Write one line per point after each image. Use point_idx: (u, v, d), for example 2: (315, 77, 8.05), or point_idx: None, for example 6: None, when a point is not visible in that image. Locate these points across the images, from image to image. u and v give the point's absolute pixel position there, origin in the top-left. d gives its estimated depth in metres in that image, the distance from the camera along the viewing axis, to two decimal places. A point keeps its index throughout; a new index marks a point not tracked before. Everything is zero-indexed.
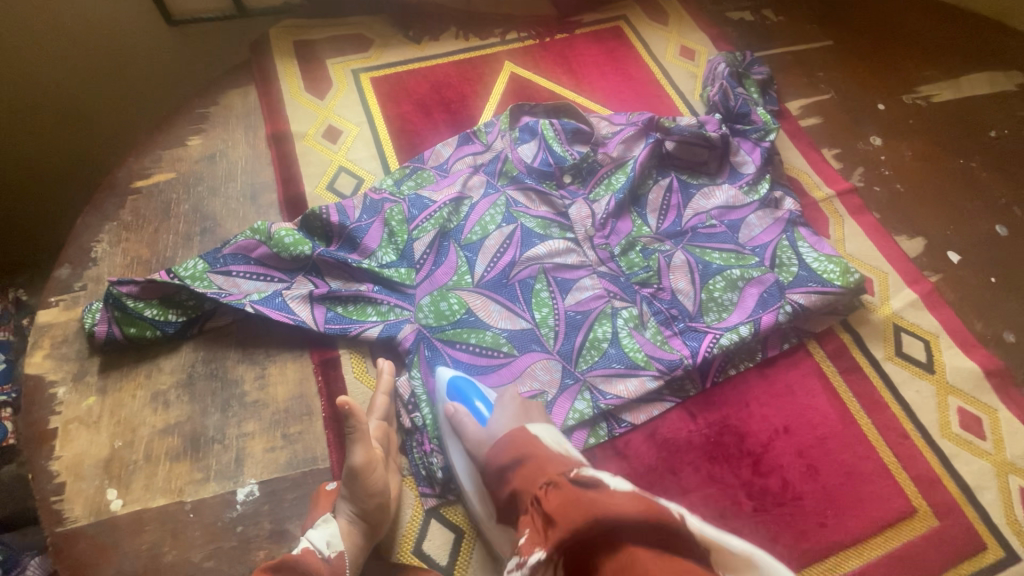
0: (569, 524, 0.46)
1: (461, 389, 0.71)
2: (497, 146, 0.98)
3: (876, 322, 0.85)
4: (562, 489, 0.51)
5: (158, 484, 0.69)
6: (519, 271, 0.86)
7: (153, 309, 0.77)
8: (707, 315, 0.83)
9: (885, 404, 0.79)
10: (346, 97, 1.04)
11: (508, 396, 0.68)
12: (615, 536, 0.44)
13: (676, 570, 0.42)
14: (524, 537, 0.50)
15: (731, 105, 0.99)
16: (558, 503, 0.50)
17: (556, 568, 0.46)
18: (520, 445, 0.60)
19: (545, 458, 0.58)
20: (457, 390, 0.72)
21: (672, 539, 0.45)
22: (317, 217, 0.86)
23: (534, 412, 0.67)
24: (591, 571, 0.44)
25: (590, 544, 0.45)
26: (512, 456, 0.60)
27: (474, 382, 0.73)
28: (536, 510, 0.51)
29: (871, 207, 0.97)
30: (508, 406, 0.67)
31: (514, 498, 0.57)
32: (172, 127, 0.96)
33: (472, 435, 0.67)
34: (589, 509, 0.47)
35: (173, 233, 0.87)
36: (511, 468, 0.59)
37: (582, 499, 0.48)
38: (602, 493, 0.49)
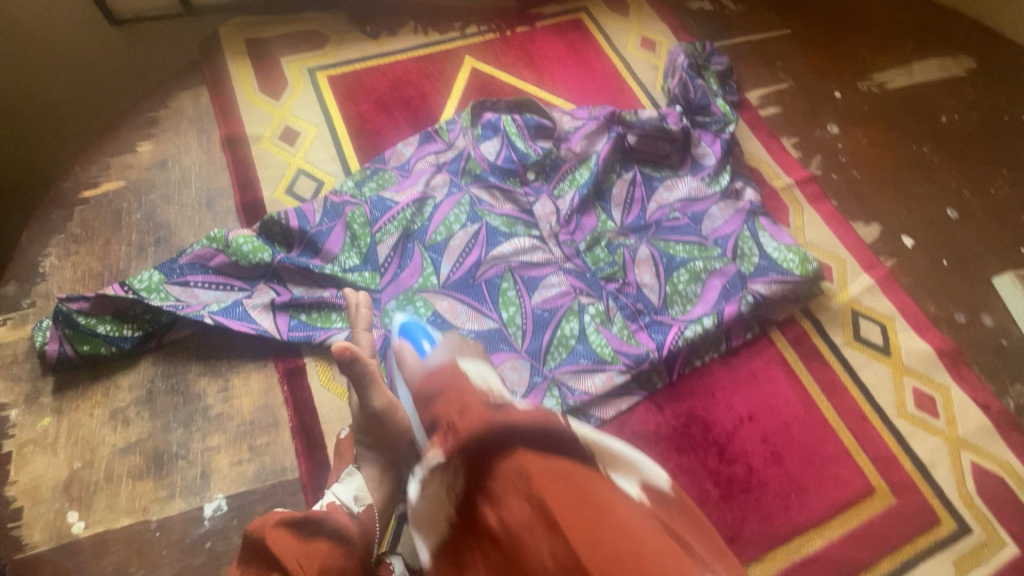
0: (472, 430, 0.48)
1: (410, 329, 0.68)
2: (459, 144, 0.97)
3: (835, 308, 0.88)
4: (474, 410, 0.50)
5: (121, 504, 0.67)
6: (485, 270, 0.86)
7: (106, 325, 0.74)
8: (672, 308, 0.84)
9: (845, 388, 0.81)
10: (302, 97, 1.01)
11: (452, 334, 0.63)
12: (510, 440, 0.47)
13: (561, 470, 0.45)
14: (434, 446, 0.50)
15: (691, 97, 1.00)
16: (470, 422, 0.50)
17: (460, 475, 0.48)
18: (442, 377, 0.57)
19: (467, 390, 0.54)
20: (406, 330, 0.69)
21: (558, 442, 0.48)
22: (276, 223, 0.83)
23: (473, 349, 0.62)
24: (487, 474, 0.46)
25: (491, 452, 0.47)
26: (435, 390, 0.56)
27: (424, 325, 0.70)
28: (444, 424, 0.51)
29: (830, 195, 0.99)
30: (446, 342, 0.62)
31: (432, 424, 0.54)
32: (120, 133, 0.93)
33: (410, 367, 0.62)
34: (496, 426, 0.48)
35: (125, 245, 0.84)
36: (433, 399, 0.55)
37: (491, 414, 0.50)
38: (506, 410, 0.51)
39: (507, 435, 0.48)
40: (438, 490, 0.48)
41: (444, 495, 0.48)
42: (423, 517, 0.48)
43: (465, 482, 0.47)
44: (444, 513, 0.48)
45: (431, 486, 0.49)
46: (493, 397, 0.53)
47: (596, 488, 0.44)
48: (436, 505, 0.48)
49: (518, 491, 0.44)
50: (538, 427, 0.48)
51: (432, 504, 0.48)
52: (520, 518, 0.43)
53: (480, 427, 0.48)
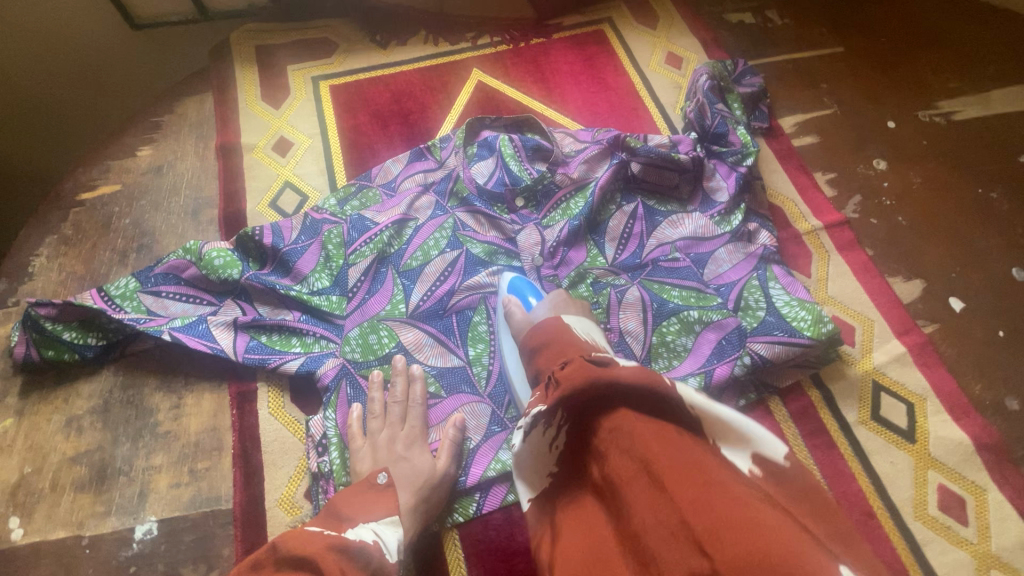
0: (572, 388, 0.47)
1: (518, 287, 0.76)
2: (450, 163, 0.92)
3: (852, 378, 0.76)
4: (573, 363, 0.50)
5: (60, 515, 0.67)
6: (457, 301, 0.81)
7: (71, 332, 0.74)
8: (656, 362, 0.75)
9: (851, 476, 0.70)
10: (302, 106, 1.00)
11: (554, 292, 0.71)
12: (613, 401, 0.45)
13: (666, 432, 0.43)
14: (536, 398, 0.51)
15: (708, 124, 0.89)
16: (569, 372, 0.49)
17: (561, 430, 0.49)
18: (547, 329, 0.59)
19: (570, 343, 0.57)
20: (515, 289, 0.77)
21: (671, 409, 0.45)
22: (250, 239, 0.82)
23: (576, 307, 0.69)
24: (590, 428, 0.47)
25: (591, 409, 0.46)
26: (540, 341, 0.59)
27: (531, 283, 0.77)
28: (548, 382, 0.52)
29: (865, 242, 0.86)
30: (551, 298, 0.70)
31: (537, 376, 0.57)
32: (124, 137, 0.95)
33: (518, 321, 0.71)
34: (598, 380, 0.46)
35: (110, 250, 0.85)
36: (540, 349, 0.58)
37: (594, 370, 0.48)
38: (609, 369, 0.48)
39: (611, 393, 0.46)
40: (540, 442, 0.51)
41: (546, 447, 0.51)
42: (531, 464, 0.53)
43: (567, 438, 0.49)
44: (547, 462, 0.51)
45: (534, 435, 0.51)
46: (592, 351, 0.55)
47: (702, 459, 0.41)
48: (540, 453, 0.51)
49: (620, 447, 0.43)
50: (648, 388, 0.45)
51: (537, 456, 0.52)
52: (619, 471, 0.43)
53: (580, 383, 0.47)
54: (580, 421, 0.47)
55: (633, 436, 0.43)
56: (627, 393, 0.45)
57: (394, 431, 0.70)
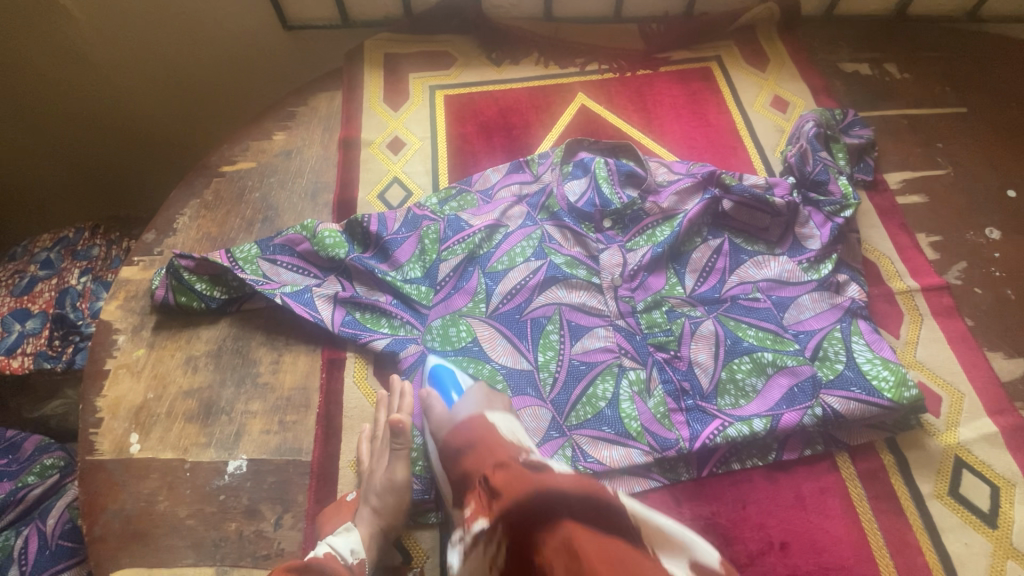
0: (513, 499, 0.51)
1: (440, 378, 0.73)
2: (545, 178, 0.97)
3: (932, 450, 0.72)
4: (509, 469, 0.55)
5: (170, 439, 0.77)
6: (535, 308, 0.85)
7: (202, 284, 0.86)
8: (722, 397, 0.76)
9: (917, 548, 0.67)
10: (417, 111, 1.09)
11: (476, 385, 0.70)
12: (555, 513, 0.48)
13: (609, 547, 0.46)
14: (475, 514, 0.55)
15: (809, 170, 0.89)
16: (504, 479, 0.54)
17: (500, 547, 0.50)
18: (477, 429, 0.63)
19: (495, 443, 0.61)
20: (438, 380, 0.73)
21: (608, 517, 0.48)
22: (359, 224, 0.91)
23: (501, 402, 0.69)
24: (531, 547, 0.47)
25: (531, 524, 0.48)
26: (464, 444, 0.63)
27: (456, 374, 0.74)
28: (483, 486, 0.56)
29: (964, 311, 0.82)
30: (472, 393, 0.69)
31: (463, 478, 0.59)
32: (264, 122, 1.08)
33: (438, 416, 0.69)
34: (534, 492, 0.51)
35: (239, 218, 0.97)
36: (466, 451, 0.62)
37: (531, 478, 0.53)
38: (545, 474, 0.54)
39: (550, 505, 0.49)
40: (480, 565, 0.51)
41: (485, 569, 0.50)
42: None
43: (507, 558, 0.48)
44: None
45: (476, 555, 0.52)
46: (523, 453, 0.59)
47: (645, 571, 0.44)
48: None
49: (565, 564, 0.44)
50: (583, 496, 0.50)
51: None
52: None
53: (520, 491, 0.52)
54: (522, 536, 0.48)
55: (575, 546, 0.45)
56: (569, 503, 0.49)
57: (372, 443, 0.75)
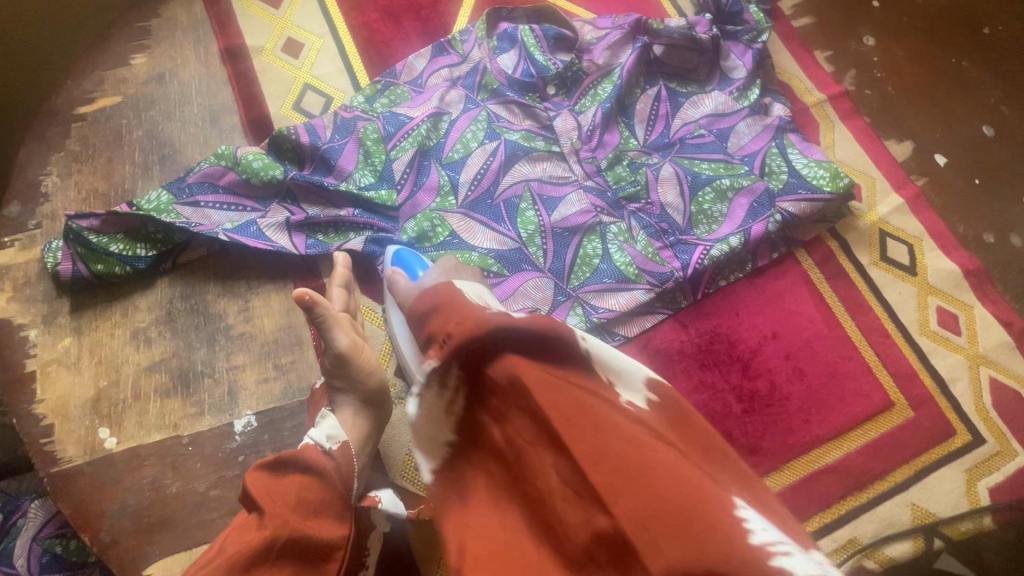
0: (463, 335, 0.44)
1: (405, 259, 0.73)
2: (474, 56, 0.91)
3: (863, 228, 0.86)
4: (470, 321, 0.44)
5: (151, 421, 0.68)
6: (504, 190, 0.83)
7: (119, 244, 0.72)
8: (697, 228, 0.82)
9: (868, 306, 0.81)
10: (304, 4, 0.94)
11: (446, 259, 0.61)
12: (501, 345, 0.43)
13: (557, 377, 0.42)
14: (427, 357, 0.46)
15: (722, 3, 0.92)
16: (462, 333, 0.44)
17: (459, 392, 0.46)
18: (436, 292, 0.49)
19: (465, 304, 0.47)
20: (401, 260, 0.74)
21: (556, 346, 0.44)
22: (286, 138, 0.80)
23: (468, 273, 0.61)
24: (481, 367, 0.44)
25: (482, 361, 0.43)
26: (428, 305, 0.49)
27: (418, 254, 0.75)
28: (448, 351, 0.45)
29: (862, 111, 0.95)
30: (441, 265, 0.60)
31: (429, 341, 0.47)
32: (111, 42, 0.86)
33: (404, 290, 0.61)
34: (487, 327, 0.43)
35: (129, 164, 0.81)
36: (428, 315, 0.48)
37: (479, 316, 0.45)
38: (489, 310, 0.46)
39: (498, 338, 0.43)
40: (433, 406, 0.47)
41: (442, 411, 0.47)
42: (424, 434, 0.48)
43: (466, 395, 0.46)
44: (443, 432, 0.47)
45: (428, 396, 0.46)
46: (489, 308, 0.47)
47: (597, 404, 0.41)
48: (434, 417, 0.47)
49: (517, 404, 0.42)
50: (536, 325, 0.43)
51: (433, 423, 0.47)
52: (519, 435, 0.42)
53: (467, 330, 0.44)
54: (476, 374, 0.44)
55: (527, 384, 0.41)
56: (511, 334, 0.43)
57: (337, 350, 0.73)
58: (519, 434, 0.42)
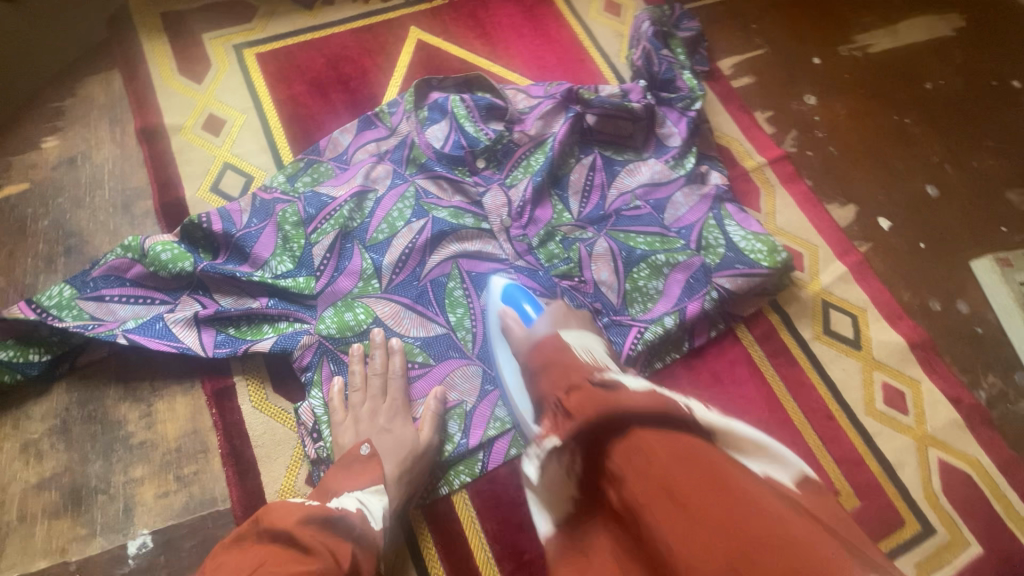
0: (586, 413, 0.47)
1: (513, 294, 0.74)
2: (402, 129, 0.88)
3: (805, 300, 0.83)
4: (582, 390, 0.50)
5: (37, 546, 0.63)
6: (430, 270, 0.80)
7: (8, 350, 0.67)
8: (632, 307, 0.78)
9: (811, 385, 0.77)
10: (228, 79, 0.92)
11: (553, 304, 0.68)
12: (627, 423, 0.45)
13: (701, 454, 0.43)
14: (547, 430, 0.51)
15: (655, 70, 0.90)
16: (577, 401, 0.49)
17: (576, 456, 0.48)
18: (548, 349, 0.59)
19: (571, 362, 0.56)
20: (511, 296, 0.74)
21: (681, 423, 0.46)
22: (197, 227, 0.76)
23: (577, 320, 0.66)
24: (602, 452, 0.46)
25: (606, 433, 0.46)
26: (542, 363, 0.58)
27: (525, 290, 0.75)
28: (558, 408, 0.51)
29: (803, 174, 0.93)
30: (551, 311, 0.67)
31: (541, 402, 0.56)
32: (23, 127, 0.85)
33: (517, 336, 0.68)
34: (610, 409, 0.46)
35: (32, 256, 0.77)
36: (540, 371, 0.58)
37: (600, 396, 0.48)
38: (618, 393, 0.49)
39: (624, 415, 0.46)
40: (556, 473, 0.50)
41: (563, 476, 0.49)
42: (547, 495, 0.51)
43: (583, 463, 0.48)
44: (567, 493, 0.49)
45: (549, 468, 0.50)
46: (596, 369, 0.54)
47: (730, 476, 0.42)
48: (556, 483, 0.50)
49: (636, 472, 0.43)
50: (654, 408, 0.46)
51: (554, 487, 0.50)
52: (638, 496, 0.42)
53: (594, 411, 0.47)
54: (596, 451, 0.47)
55: (656, 461, 0.42)
56: (640, 416, 0.45)
57: (376, 404, 0.70)
58: (632, 498, 0.42)
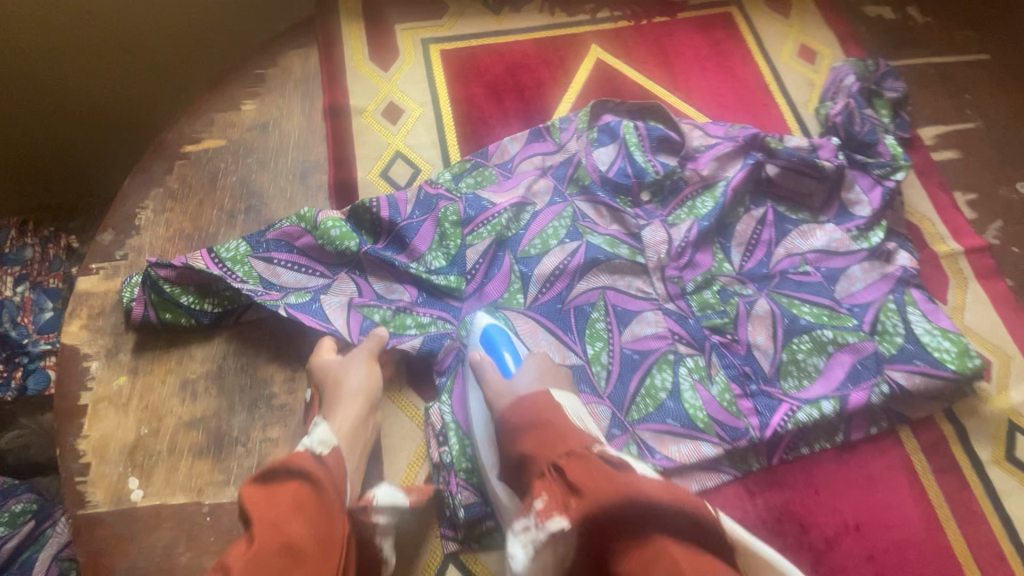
0: (599, 500, 0.51)
1: (491, 338, 0.71)
2: (571, 147, 0.87)
3: (988, 415, 0.72)
4: (583, 460, 0.54)
5: (178, 480, 0.67)
6: (576, 296, 0.77)
7: (188, 297, 0.74)
8: (785, 380, 0.72)
9: (982, 515, 0.68)
10: (412, 71, 0.95)
11: (534, 356, 0.68)
12: (643, 524, 0.49)
13: (707, 561, 0.47)
14: (548, 507, 0.53)
15: (856, 130, 0.84)
16: (578, 472, 0.54)
17: (577, 552, 0.52)
18: (536, 406, 0.61)
19: (564, 426, 0.59)
20: (488, 340, 0.71)
21: (696, 531, 0.49)
22: (366, 210, 0.79)
23: (561, 379, 0.67)
24: (609, 554, 0.49)
25: (608, 531, 0.50)
26: (530, 420, 0.60)
27: (505, 331, 0.72)
28: (556, 479, 0.55)
29: (1005, 272, 0.82)
30: (530, 364, 0.67)
31: (522, 460, 0.58)
32: (227, 87, 0.88)
33: (494, 386, 0.66)
34: (627, 497, 0.50)
35: (217, 209, 0.82)
36: (527, 429, 0.60)
37: (605, 476, 0.53)
38: (630, 475, 0.53)
39: (631, 509, 0.50)
40: (545, 560, 0.53)
41: (556, 559, 0.53)
42: None
43: (583, 544, 0.51)
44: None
45: (543, 545, 0.53)
46: (595, 442, 0.58)
47: None
48: (544, 563, 0.53)
49: (644, 574, 0.46)
50: (671, 504, 0.49)
51: (538, 571, 0.53)
52: None
53: (605, 494, 0.51)
54: (597, 541, 0.50)
55: (672, 568, 0.45)
56: (661, 519, 0.49)
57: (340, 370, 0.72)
58: None
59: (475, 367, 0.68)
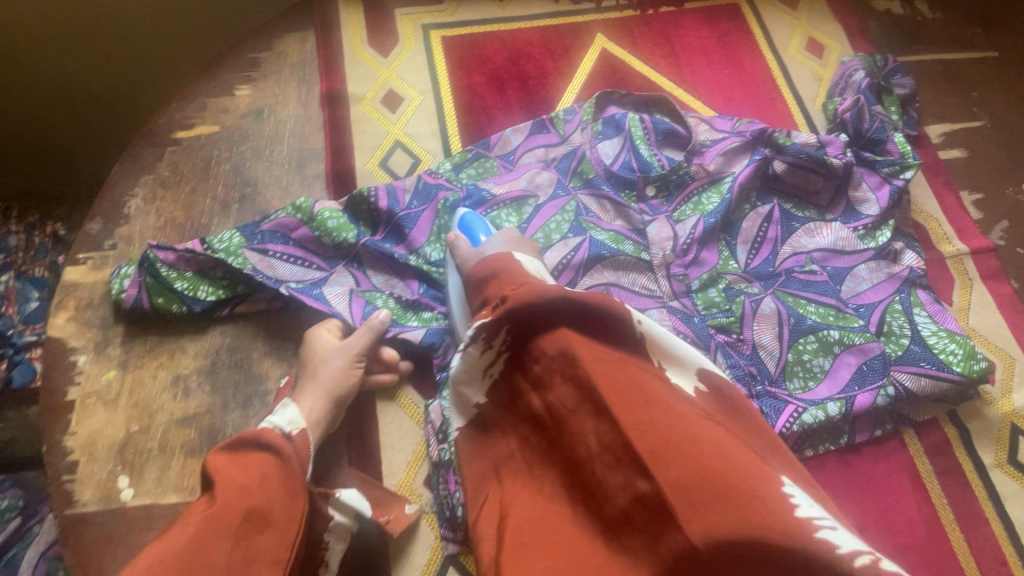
0: (517, 303, 0.47)
1: (469, 224, 0.70)
2: (575, 139, 0.85)
3: (991, 418, 0.72)
4: (523, 287, 0.49)
5: (171, 479, 0.65)
6: (579, 292, 0.75)
7: (183, 282, 0.72)
8: (791, 381, 0.71)
9: (983, 518, 0.68)
10: (411, 58, 0.92)
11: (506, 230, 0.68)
12: (550, 320, 0.47)
13: (604, 354, 0.45)
14: (480, 315, 0.50)
15: (865, 127, 0.82)
16: (522, 301, 0.48)
17: (500, 353, 0.50)
18: (497, 262, 0.57)
19: (520, 272, 0.54)
20: (465, 226, 0.71)
21: (606, 324, 0.47)
22: (364, 200, 0.77)
23: (528, 248, 0.68)
24: (524, 349, 0.49)
25: (528, 334, 0.48)
26: (489, 267, 0.57)
27: (481, 220, 0.71)
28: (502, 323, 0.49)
29: (1010, 273, 0.81)
30: (501, 237, 0.67)
31: (484, 305, 0.54)
32: (219, 71, 0.85)
33: (463, 255, 0.66)
34: (546, 299, 0.47)
35: (210, 198, 0.80)
36: (488, 279, 0.56)
37: (536, 289, 0.48)
38: (546, 284, 0.49)
39: (551, 314, 0.47)
40: (474, 367, 0.52)
41: (479, 372, 0.52)
42: (461, 395, 0.54)
43: (503, 365, 0.51)
44: (481, 388, 0.53)
45: (473, 352, 0.50)
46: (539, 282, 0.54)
47: (645, 379, 0.44)
48: (473, 372, 0.52)
49: (561, 373, 0.45)
50: (580, 300, 0.46)
51: (472, 384, 0.53)
52: (563, 403, 0.45)
53: (526, 300, 0.47)
54: (518, 342, 0.49)
55: (577, 363, 0.44)
56: (568, 316, 0.46)
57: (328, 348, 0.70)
58: (562, 402, 0.45)
59: (450, 246, 0.68)
